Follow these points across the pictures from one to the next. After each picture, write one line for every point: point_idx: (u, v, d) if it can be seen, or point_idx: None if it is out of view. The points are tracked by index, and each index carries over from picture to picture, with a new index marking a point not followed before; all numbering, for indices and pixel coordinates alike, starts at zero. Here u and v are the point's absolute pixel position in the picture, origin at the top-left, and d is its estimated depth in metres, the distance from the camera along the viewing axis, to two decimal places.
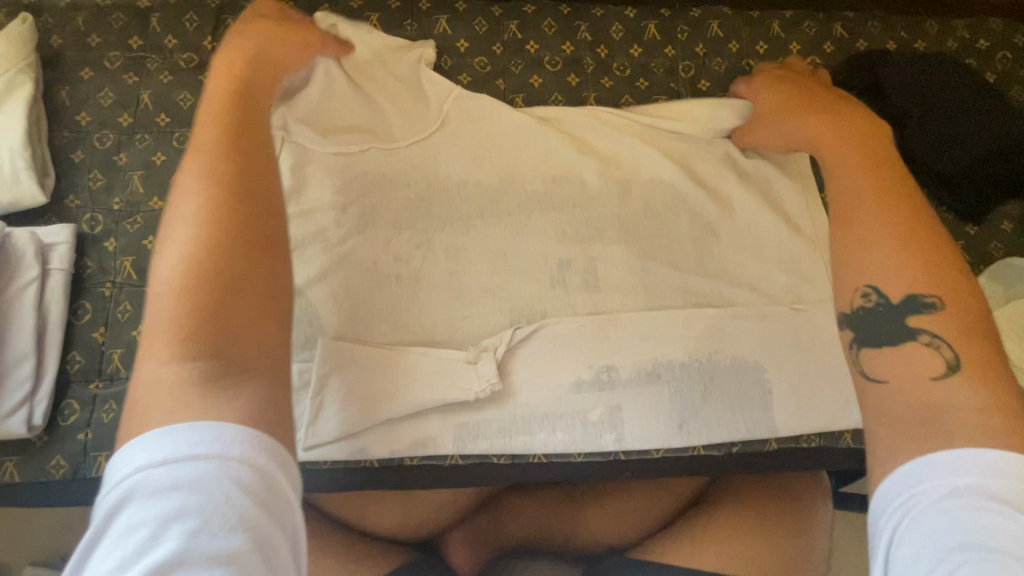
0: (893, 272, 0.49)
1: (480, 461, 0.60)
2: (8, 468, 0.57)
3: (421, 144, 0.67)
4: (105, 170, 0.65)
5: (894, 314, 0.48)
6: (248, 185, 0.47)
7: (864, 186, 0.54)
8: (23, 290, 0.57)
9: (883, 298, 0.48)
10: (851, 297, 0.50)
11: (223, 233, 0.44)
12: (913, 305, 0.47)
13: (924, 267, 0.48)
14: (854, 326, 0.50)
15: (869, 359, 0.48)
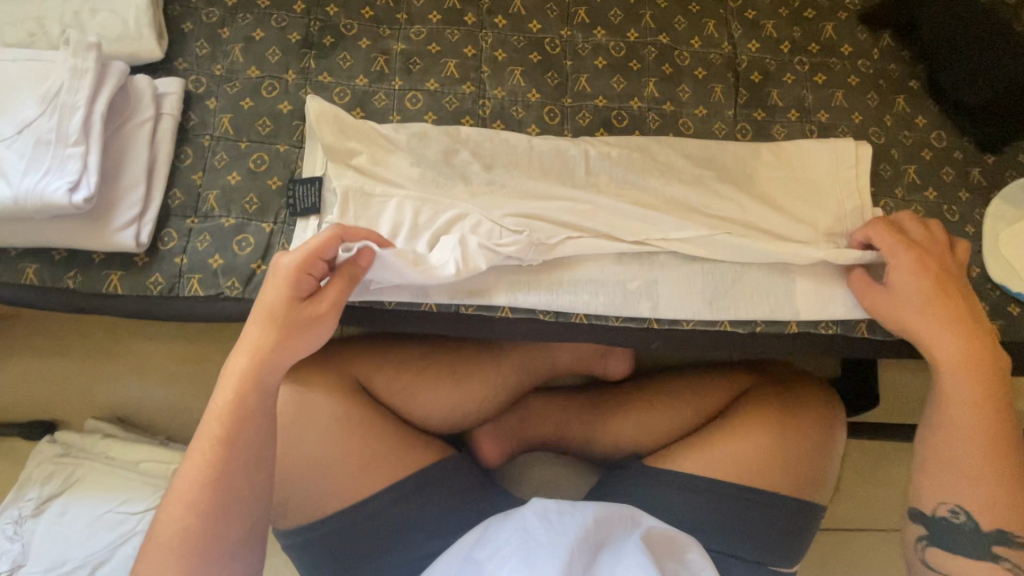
0: (967, 466, 0.63)
1: (527, 317, 0.68)
2: (113, 279, 0.64)
3: (492, 45, 0.75)
4: (210, 40, 0.73)
5: (971, 535, 0.62)
6: (241, 435, 0.55)
7: (968, 409, 0.63)
8: (141, 127, 0.65)
9: (964, 519, 0.63)
10: (938, 508, 0.64)
11: (218, 479, 0.54)
12: (992, 538, 0.61)
13: (981, 493, 0.62)
14: (927, 526, 0.65)
15: (930, 552, 0.65)
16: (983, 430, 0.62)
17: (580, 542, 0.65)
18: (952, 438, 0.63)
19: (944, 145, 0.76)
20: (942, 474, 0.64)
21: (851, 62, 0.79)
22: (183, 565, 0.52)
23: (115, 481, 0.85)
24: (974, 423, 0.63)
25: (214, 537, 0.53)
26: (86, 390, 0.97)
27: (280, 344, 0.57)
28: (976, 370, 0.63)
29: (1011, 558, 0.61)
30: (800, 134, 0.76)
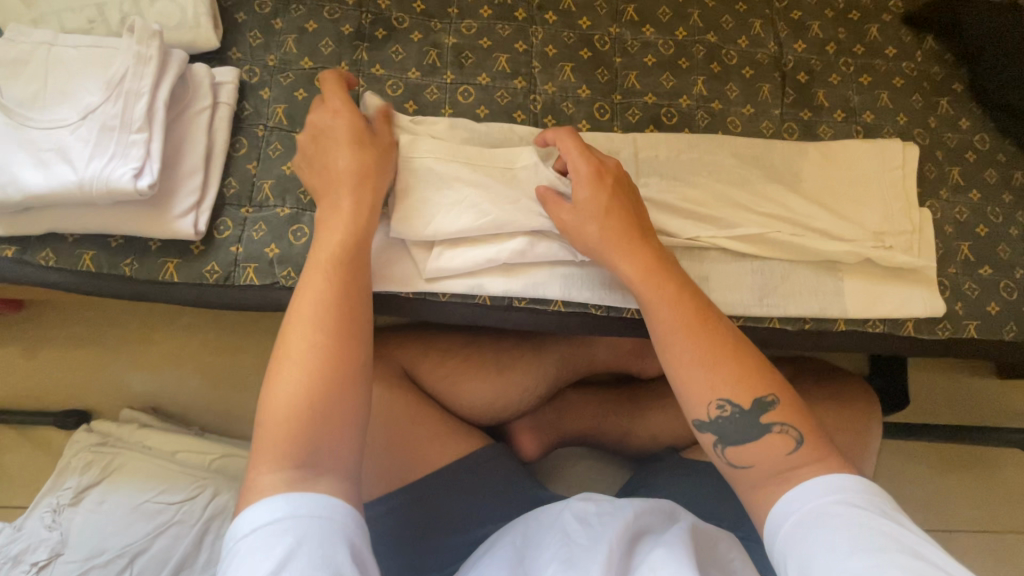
0: (703, 354, 0.55)
1: (579, 310, 0.69)
2: (170, 268, 0.64)
3: (543, 40, 0.76)
4: (263, 31, 0.73)
5: (743, 423, 0.54)
6: (349, 344, 0.54)
7: (678, 308, 0.57)
8: (199, 115, 0.65)
9: (732, 408, 0.54)
10: (710, 408, 0.55)
11: (326, 382, 0.51)
12: (758, 409, 0.54)
13: (731, 379, 0.54)
14: (715, 433, 0.55)
15: (732, 453, 0.55)
16: (691, 320, 0.57)
17: (619, 534, 0.64)
18: (673, 332, 0.57)
19: (988, 147, 0.77)
20: (677, 372, 0.56)
21: (895, 64, 0.79)
22: (303, 434, 0.49)
23: (154, 470, 0.85)
24: (686, 315, 0.57)
25: (322, 441, 0.50)
26: (120, 379, 0.97)
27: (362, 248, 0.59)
28: (652, 268, 0.60)
29: (786, 420, 0.54)
30: (846, 134, 0.76)
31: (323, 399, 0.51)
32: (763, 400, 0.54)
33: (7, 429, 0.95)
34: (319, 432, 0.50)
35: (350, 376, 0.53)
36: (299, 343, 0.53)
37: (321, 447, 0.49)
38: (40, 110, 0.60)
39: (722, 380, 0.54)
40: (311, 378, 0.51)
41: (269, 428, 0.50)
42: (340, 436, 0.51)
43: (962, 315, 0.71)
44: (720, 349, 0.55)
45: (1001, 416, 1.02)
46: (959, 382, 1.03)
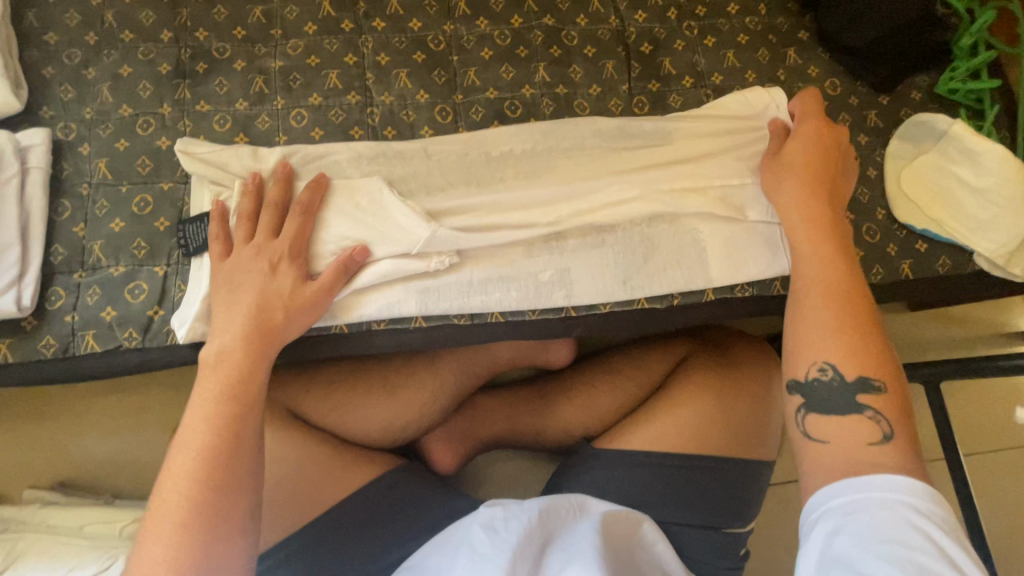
0: (831, 313, 0.57)
1: (442, 323, 0.67)
2: (2, 348, 0.61)
3: (374, 49, 0.73)
4: (75, 83, 0.70)
5: (839, 393, 0.54)
6: (232, 477, 0.54)
7: (830, 267, 0.60)
8: (5, 185, 0.62)
9: (835, 376, 0.55)
10: (807, 369, 0.56)
11: (203, 518, 0.52)
12: (859, 386, 0.54)
13: (835, 340, 0.56)
14: (801, 394, 0.56)
15: (814, 422, 0.55)
16: (842, 287, 0.58)
17: (523, 540, 0.64)
18: (811, 287, 0.59)
19: (839, 91, 0.76)
20: (802, 325, 0.58)
21: (739, 20, 0.78)
22: (192, 539, 0.51)
23: (60, 549, 0.83)
24: (836, 276, 0.59)
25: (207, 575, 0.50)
26: (20, 459, 0.94)
27: (254, 375, 0.58)
28: (821, 233, 0.62)
29: (876, 408, 0.53)
30: (696, 99, 0.75)
31: (213, 504, 0.52)
32: (871, 378, 0.54)
33: None
34: (206, 537, 0.51)
35: (232, 512, 0.53)
36: (178, 476, 0.53)
37: (208, 551, 0.51)
38: None
39: (847, 344, 0.55)
40: (188, 514, 0.52)
41: (163, 518, 0.52)
42: (227, 540, 0.52)
43: None
44: (857, 311, 0.57)
45: (914, 350, 1.03)
46: None
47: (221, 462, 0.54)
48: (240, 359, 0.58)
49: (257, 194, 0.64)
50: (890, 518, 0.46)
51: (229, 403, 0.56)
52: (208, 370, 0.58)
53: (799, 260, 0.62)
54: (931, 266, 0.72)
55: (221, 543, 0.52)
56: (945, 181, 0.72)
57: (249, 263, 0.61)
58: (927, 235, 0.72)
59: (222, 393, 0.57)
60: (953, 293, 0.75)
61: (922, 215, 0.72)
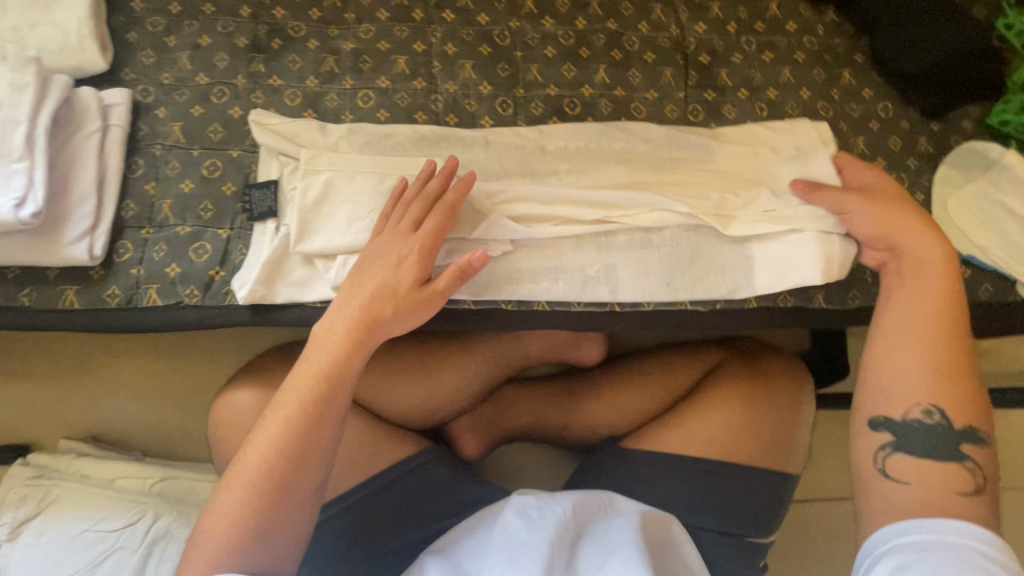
0: (942, 356, 0.61)
1: (489, 306, 0.69)
2: (69, 294, 0.64)
3: (442, 39, 0.76)
4: (156, 49, 0.72)
5: (938, 439, 0.59)
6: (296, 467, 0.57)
7: (938, 314, 0.62)
8: (87, 139, 0.65)
9: (938, 420, 0.59)
10: (912, 411, 0.60)
11: (273, 491, 0.55)
12: (966, 434, 0.59)
13: (941, 385, 0.60)
14: (893, 433, 0.60)
15: (896, 461, 0.60)
16: (949, 335, 0.61)
17: (557, 533, 0.66)
18: (932, 328, 0.61)
19: (891, 115, 0.78)
20: (907, 366, 0.61)
21: (796, 39, 0.80)
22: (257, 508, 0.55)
23: (92, 499, 0.85)
24: (948, 321, 0.62)
25: (260, 538, 0.55)
26: (56, 409, 0.96)
27: (347, 372, 0.60)
28: (949, 272, 0.63)
29: (974, 457, 0.58)
30: (750, 112, 0.77)
31: (277, 480, 0.56)
32: (979, 429, 0.59)
33: None
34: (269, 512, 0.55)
35: (296, 491, 0.57)
36: (262, 441, 0.57)
37: (268, 522, 0.55)
38: None
39: (950, 393, 0.60)
40: (262, 483, 0.55)
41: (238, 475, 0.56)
42: (282, 515, 0.56)
43: (869, 283, 0.72)
44: (965, 359, 0.61)
45: None
46: None
47: (302, 448, 0.57)
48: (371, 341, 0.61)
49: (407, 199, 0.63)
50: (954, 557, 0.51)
51: (324, 393, 0.59)
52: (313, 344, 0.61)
53: (912, 299, 0.63)
54: (972, 291, 0.72)
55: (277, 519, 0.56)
56: (992, 209, 0.73)
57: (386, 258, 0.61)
58: (971, 262, 0.73)
59: (317, 378, 0.59)
60: (993, 321, 0.75)
61: (968, 241, 0.72)
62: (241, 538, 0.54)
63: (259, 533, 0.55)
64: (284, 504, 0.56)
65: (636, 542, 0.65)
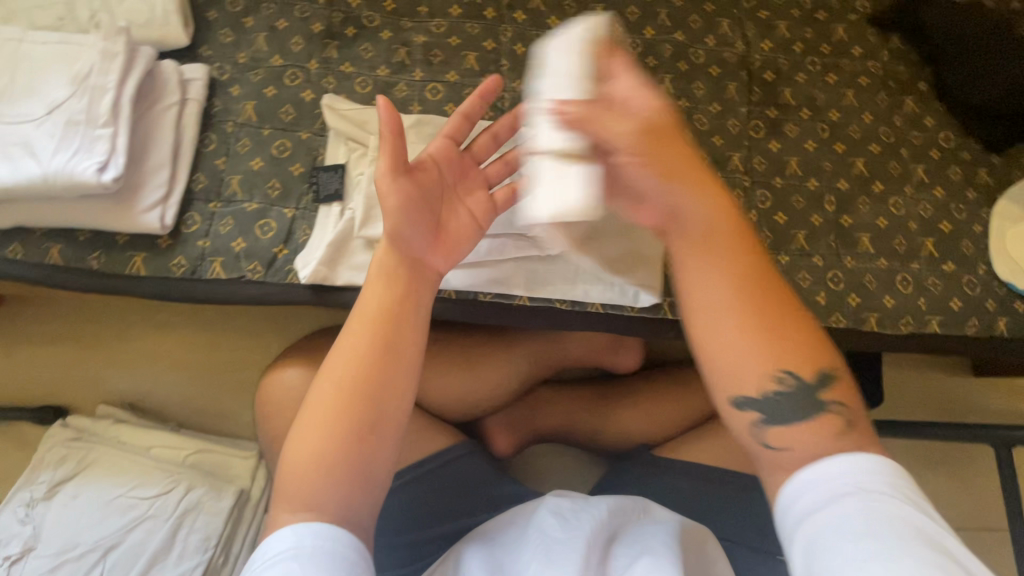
0: (747, 322, 0.44)
1: (544, 305, 0.70)
2: (137, 261, 0.65)
3: (512, 39, 0.77)
4: (234, 28, 0.74)
5: (796, 402, 0.45)
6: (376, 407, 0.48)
7: (729, 272, 0.45)
8: (166, 111, 0.66)
9: (791, 385, 0.45)
10: (763, 383, 0.45)
11: (352, 430, 0.47)
12: (819, 386, 0.45)
13: (768, 348, 0.44)
14: (766, 411, 0.45)
15: (777, 434, 0.45)
16: (767, 297, 0.45)
17: (595, 532, 0.65)
18: (720, 305, 0.45)
19: (952, 145, 0.78)
20: (710, 339, 0.46)
21: (861, 63, 0.80)
22: (337, 468, 0.47)
23: (129, 465, 0.86)
24: (733, 274, 0.45)
25: (346, 491, 0.47)
26: (96, 374, 0.98)
27: (419, 302, 0.52)
28: (726, 220, 0.46)
29: (839, 401, 0.45)
30: (812, 132, 0.77)
31: (362, 425, 0.48)
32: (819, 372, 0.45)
33: None
34: (354, 461, 0.47)
35: (372, 434, 0.48)
36: (334, 375, 0.49)
37: (345, 476, 0.47)
38: (8, 106, 0.61)
39: (812, 348, 0.45)
40: (343, 424, 0.47)
41: (309, 433, 0.48)
42: (368, 464, 0.48)
43: (925, 310, 0.71)
44: (751, 312, 0.44)
45: (975, 414, 1.02)
46: (932, 380, 1.03)
47: (381, 381, 0.49)
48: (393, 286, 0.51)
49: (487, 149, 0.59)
50: (848, 505, 0.39)
51: (398, 323, 0.51)
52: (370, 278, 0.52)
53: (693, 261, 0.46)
54: None
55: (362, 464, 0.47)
56: None
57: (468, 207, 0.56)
58: None
59: (388, 310, 0.51)
60: None
61: None
62: (328, 484, 0.46)
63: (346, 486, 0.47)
64: (367, 442, 0.48)
65: (670, 543, 0.63)
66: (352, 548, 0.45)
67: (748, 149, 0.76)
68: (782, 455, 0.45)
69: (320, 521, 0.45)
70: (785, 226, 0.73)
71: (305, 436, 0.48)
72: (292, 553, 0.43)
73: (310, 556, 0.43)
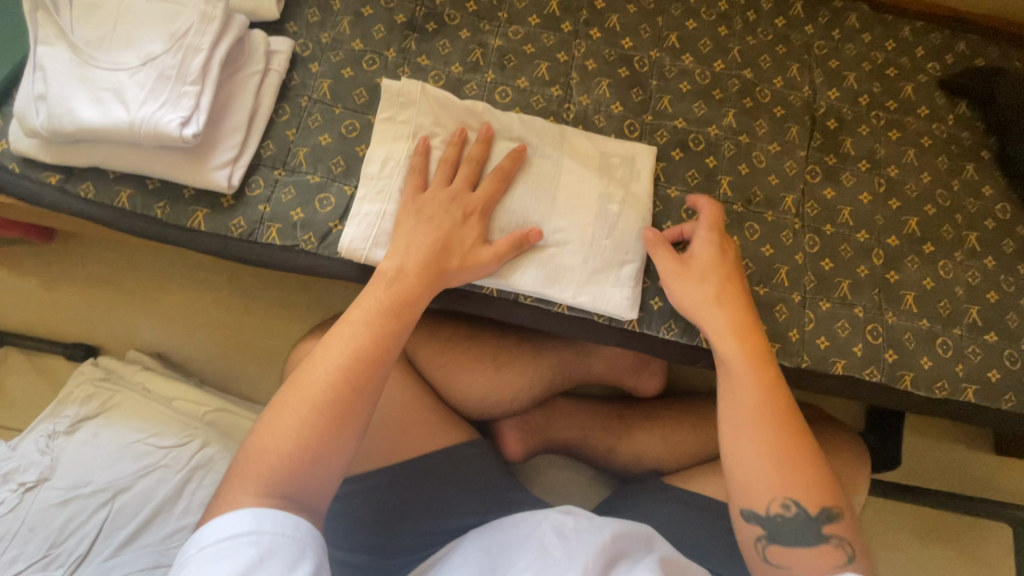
0: (772, 447, 0.59)
1: (582, 316, 0.71)
2: (199, 216, 0.67)
3: (584, 55, 0.79)
4: (321, 9, 0.77)
5: (801, 526, 0.58)
6: (346, 411, 0.54)
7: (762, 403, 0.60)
8: (249, 77, 0.69)
9: (794, 511, 0.57)
10: (770, 504, 0.58)
11: (349, 430, 0.54)
12: (823, 519, 0.58)
13: (792, 479, 0.58)
14: (768, 528, 0.58)
15: (777, 551, 0.58)
16: (778, 428, 0.60)
17: (595, 554, 0.59)
18: (750, 425, 0.60)
19: (1008, 217, 0.77)
20: (743, 461, 0.59)
21: (926, 124, 0.81)
22: (293, 465, 0.51)
23: (150, 413, 0.89)
24: (766, 407, 0.60)
25: (298, 486, 0.51)
26: (130, 322, 1.01)
27: (415, 312, 0.61)
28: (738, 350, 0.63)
29: (837, 534, 0.58)
30: (868, 185, 0.77)
31: (329, 429, 0.53)
32: (830, 507, 0.58)
33: (19, 354, 0.99)
34: (309, 464, 0.52)
35: (339, 440, 0.54)
36: (328, 365, 0.55)
37: (307, 477, 0.52)
38: (105, 53, 0.64)
39: (819, 481, 0.59)
40: (313, 429, 0.53)
41: (274, 434, 0.53)
42: (322, 468, 0.53)
43: (962, 378, 0.71)
44: (789, 440, 0.59)
45: (993, 493, 1.00)
46: (952, 451, 1.01)
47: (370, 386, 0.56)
48: (398, 299, 0.60)
49: (461, 143, 0.69)
50: None
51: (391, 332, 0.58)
52: (394, 298, 0.60)
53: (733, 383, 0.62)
54: None
55: (310, 478, 0.52)
56: None
57: (443, 205, 0.65)
58: None
59: (387, 315, 0.59)
60: None
61: None
62: (315, 475, 0.52)
63: (298, 489, 0.51)
64: (329, 432, 0.53)
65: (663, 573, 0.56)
66: (308, 535, 0.49)
67: (802, 192, 0.76)
68: (781, 570, 0.58)
69: (282, 510, 0.49)
70: (830, 273, 0.73)
71: (266, 436, 0.53)
72: (251, 536, 0.46)
73: (270, 544, 0.46)
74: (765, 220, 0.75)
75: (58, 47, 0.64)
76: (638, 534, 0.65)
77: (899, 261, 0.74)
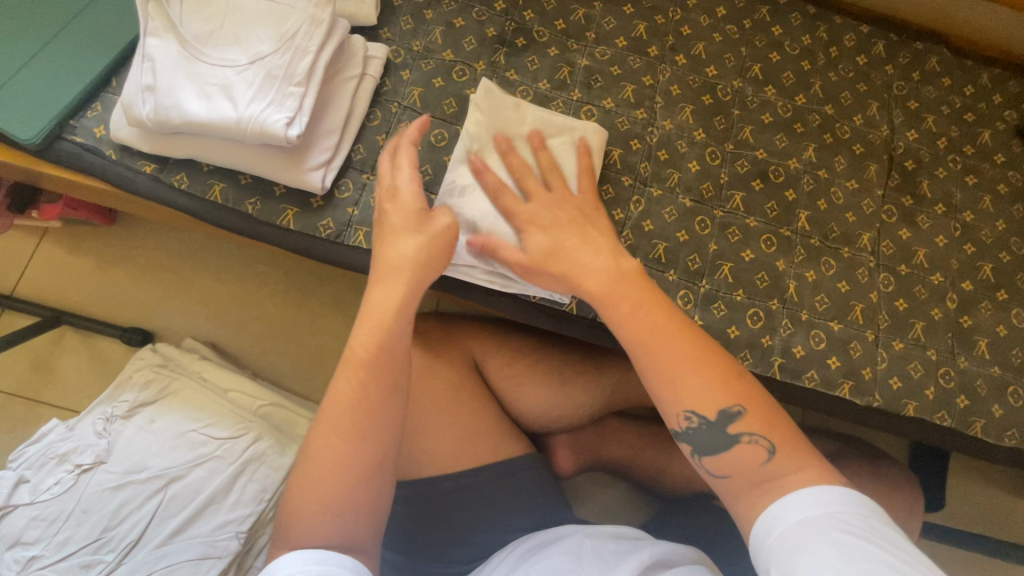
0: (659, 362, 0.51)
1: None
2: (289, 215, 0.68)
3: (668, 80, 0.79)
4: (414, 17, 0.78)
5: (712, 433, 0.49)
6: (357, 441, 0.52)
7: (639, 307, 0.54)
8: (347, 81, 0.70)
9: (699, 419, 0.50)
10: (677, 417, 0.50)
11: (366, 460, 0.52)
12: (725, 420, 0.49)
13: (697, 393, 0.49)
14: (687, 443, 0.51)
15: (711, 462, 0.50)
16: (665, 341, 0.52)
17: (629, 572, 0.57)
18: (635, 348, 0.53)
19: None
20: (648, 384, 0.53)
21: (1001, 171, 0.81)
22: (325, 506, 0.50)
23: (205, 403, 0.89)
24: (652, 326, 0.53)
25: (330, 526, 0.50)
26: (186, 309, 1.01)
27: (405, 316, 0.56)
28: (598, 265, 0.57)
29: (753, 430, 0.48)
30: (944, 228, 0.77)
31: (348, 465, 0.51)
32: (733, 407, 0.49)
33: (76, 335, 0.99)
34: (334, 505, 0.50)
35: (356, 474, 0.51)
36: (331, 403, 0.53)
37: (337, 517, 0.50)
38: (213, 49, 0.65)
39: (727, 385, 0.49)
40: (336, 469, 0.51)
41: (303, 480, 0.51)
42: (351, 503, 0.51)
43: None
44: (681, 355, 0.51)
45: None
46: (997, 495, 1.01)
47: (370, 403, 0.53)
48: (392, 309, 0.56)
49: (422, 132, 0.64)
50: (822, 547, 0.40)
51: (368, 340, 0.55)
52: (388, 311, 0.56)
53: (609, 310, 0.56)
54: None
55: (338, 518, 0.50)
56: None
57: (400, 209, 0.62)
58: None
59: (379, 331, 0.55)
60: None
61: None
62: (332, 505, 0.50)
63: (336, 528, 0.50)
64: (345, 469, 0.51)
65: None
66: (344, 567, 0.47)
67: (878, 232, 0.77)
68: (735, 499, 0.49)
69: (327, 548, 0.48)
70: (904, 313, 0.73)
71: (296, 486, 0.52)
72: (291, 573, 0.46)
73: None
74: (842, 256, 0.75)
75: (166, 39, 0.65)
76: (686, 552, 0.63)
77: (972, 307, 0.74)
